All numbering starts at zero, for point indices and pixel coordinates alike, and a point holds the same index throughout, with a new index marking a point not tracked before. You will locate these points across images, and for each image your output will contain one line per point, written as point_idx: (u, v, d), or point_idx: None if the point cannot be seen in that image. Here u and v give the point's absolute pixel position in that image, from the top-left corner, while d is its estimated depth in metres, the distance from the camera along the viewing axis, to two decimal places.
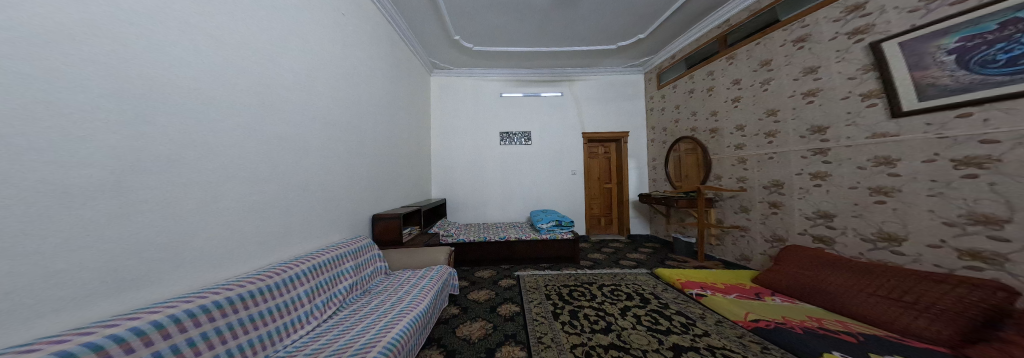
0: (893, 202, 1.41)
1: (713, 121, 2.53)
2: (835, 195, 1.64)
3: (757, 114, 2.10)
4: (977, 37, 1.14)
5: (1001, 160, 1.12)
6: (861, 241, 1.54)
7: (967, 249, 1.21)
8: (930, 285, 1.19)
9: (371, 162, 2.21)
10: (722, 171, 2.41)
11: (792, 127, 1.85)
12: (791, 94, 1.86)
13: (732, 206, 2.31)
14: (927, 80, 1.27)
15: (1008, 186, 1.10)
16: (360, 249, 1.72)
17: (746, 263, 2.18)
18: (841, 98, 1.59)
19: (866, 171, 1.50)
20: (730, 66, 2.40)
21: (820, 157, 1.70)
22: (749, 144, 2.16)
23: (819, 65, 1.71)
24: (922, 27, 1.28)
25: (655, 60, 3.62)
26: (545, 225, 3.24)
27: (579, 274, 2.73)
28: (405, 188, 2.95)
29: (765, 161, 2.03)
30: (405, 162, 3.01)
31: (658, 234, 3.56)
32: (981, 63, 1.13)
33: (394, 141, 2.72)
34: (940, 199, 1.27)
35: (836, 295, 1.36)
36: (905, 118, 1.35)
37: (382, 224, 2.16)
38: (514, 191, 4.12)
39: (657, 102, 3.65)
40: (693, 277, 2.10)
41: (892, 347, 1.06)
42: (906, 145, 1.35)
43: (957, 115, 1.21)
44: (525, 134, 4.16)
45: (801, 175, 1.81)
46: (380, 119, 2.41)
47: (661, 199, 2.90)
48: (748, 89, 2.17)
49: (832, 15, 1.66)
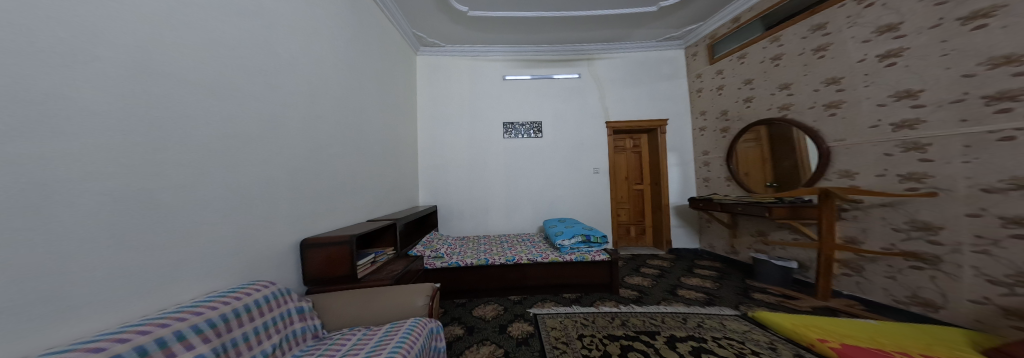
0: None
1: (833, 92, 1.83)
2: None
3: (953, 70, 1.36)
4: None
5: None
6: None
7: None
8: None
9: (292, 144, 1.23)
10: (857, 165, 1.71)
11: None
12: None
13: (886, 221, 1.60)
14: None
15: None
16: (256, 305, 0.83)
17: (928, 310, 1.44)
18: None
19: None
20: (869, 9, 1.66)
21: None
22: (935, 119, 1.41)
23: None
24: None
25: (704, 29, 2.86)
26: (567, 242, 2.34)
27: (624, 314, 1.79)
28: (373, 193, 2.01)
29: (983, 145, 1.28)
30: (374, 157, 2.07)
31: (713, 248, 2.79)
32: None
33: (351, 121, 1.77)
34: None
35: None
36: None
37: (321, 254, 1.26)
38: (522, 195, 3.24)
39: (706, 82, 2.90)
40: (844, 337, 1.26)
41: None
42: None
43: None
44: (536, 124, 3.29)
45: None
46: (316, 80, 1.45)
47: (736, 207, 2.14)
48: (925, 35, 1.44)
49: None
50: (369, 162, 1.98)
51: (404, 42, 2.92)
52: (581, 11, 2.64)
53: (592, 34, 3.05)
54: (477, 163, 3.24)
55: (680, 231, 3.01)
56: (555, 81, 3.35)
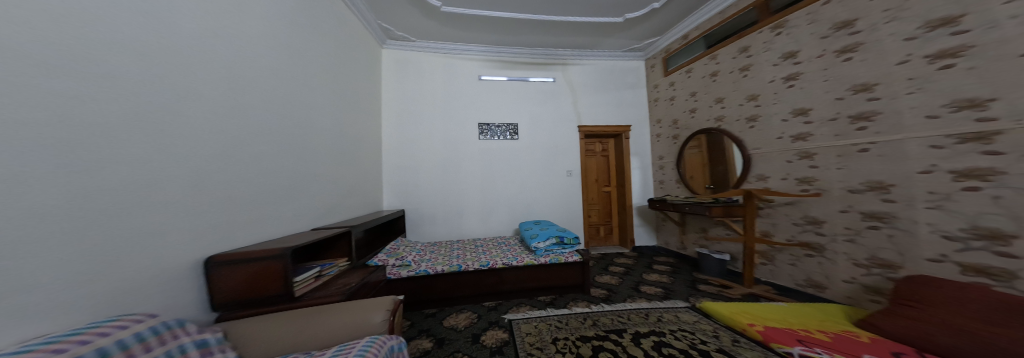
0: None
1: (753, 107, 2.18)
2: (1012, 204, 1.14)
3: (833, 94, 1.71)
4: None
5: None
6: None
7: None
8: None
9: (205, 136, 0.97)
10: (769, 170, 2.08)
11: (905, 105, 1.41)
12: (903, 60, 1.41)
13: (788, 217, 1.98)
14: None
15: None
16: (134, 339, 0.57)
17: (817, 291, 1.83)
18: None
19: None
20: (779, 36, 2.00)
21: (975, 146, 1.21)
22: (820, 134, 1.77)
23: (963, 13, 1.24)
24: None
25: (661, 42, 3.13)
26: (542, 244, 2.37)
27: (595, 314, 1.90)
28: (321, 197, 1.73)
29: (851, 156, 1.64)
30: (322, 159, 1.78)
31: (668, 245, 3.13)
32: None
33: (290, 113, 1.47)
34: None
35: None
36: None
37: (240, 270, 0.97)
38: (497, 198, 3.18)
39: (662, 91, 3.19)
40: (765, 320, 1.53)
41: None
42: None
43: None
44: (512, 126, 3.25)
45: (930, 173, 1.35)
46: (240, 61, 1.16)
47: (683, 207, 2.43)
48: (815, 62, 1.79)
49: None
50: (317, 163, 1.70)
51: (367, 33, 2.62)
52: (558, 17, 2.66)
53: (566, 39, 3.11)
54: (449, 164, 3.06)
55: (641, 230, 3.32)
56: (531, 84, 3.34)
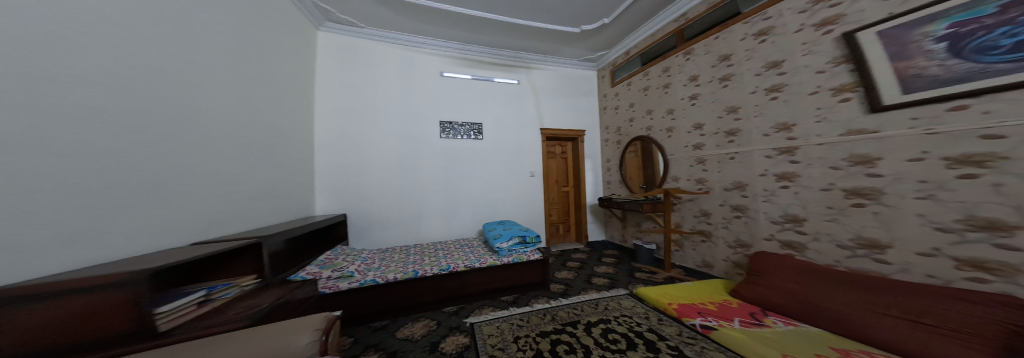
0: (874, 206, 1.38)
1: (670, 119, 2.64)
2: (805, 197, 1.66)
3: (716, 112, 2.19)
4: (971, 22, 1.08)
5: (1007, 158, 1.04)
6: (836, 248, 1.54)
7: (967, 259, 1.14)
8: (934, 302, 1.13)
9: (43, 120, 0.72)
10: (679, 172, 2.55)
11: (755, 125, 1.91)
12: (753, 90, 1.92)
13: (691, 210, 2.46)
14: (912, 70, 1.23)
15: (1014, 187, 1.03)
16: None
17: (708, 269, 2.31)
18: (810, 93, 1.60)
19: (842, 172, 1.49)
20: (687, 61, 2.45)
21: (787, 156, 1.74)
22: (709, 144, 2.27)
23: (784, 59, 1.74)
24: (904, 14, 1.23)
25: (610, 56, 3.51)
26: (505, 244, 2.44)
27: (553, 309, 2.04)
28: (220, 201, 1.41)
29: (726, 162, 2.13)
30: (223, 159, 1.44)
31: (614, 239, 3.52)
32: (979, 51, 1.07)
33: (173, 95, 1.17)
34: (931, 203, 1.22)
35: (843, 318, 1.27)
36: (883, 113, 1.33)
37: (17, 327, 0.61)
38: (460, 199, 3.09)
39: (610, 101, 3.58)
40: (680, 297, 1.87)
41: None
42: (890, 142, 1.31)
43: (950, 108, 1.15)
44: (475, 125, 3.19)
45: (765, 176, 1.88)
46: (96, 23, 0.88)
47: (624, 203, 2.80)
48: (707, 85, 2.26)
49: (796, 7, 1.68)
50: (215, 160, 1.38)
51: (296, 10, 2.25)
52: (522, 21, 2.73)
53: (529, 44, 3.23)
54: (404, 163, 2.84)
55: (594, 226, 3.66)
56: (495, 84, 3.34)
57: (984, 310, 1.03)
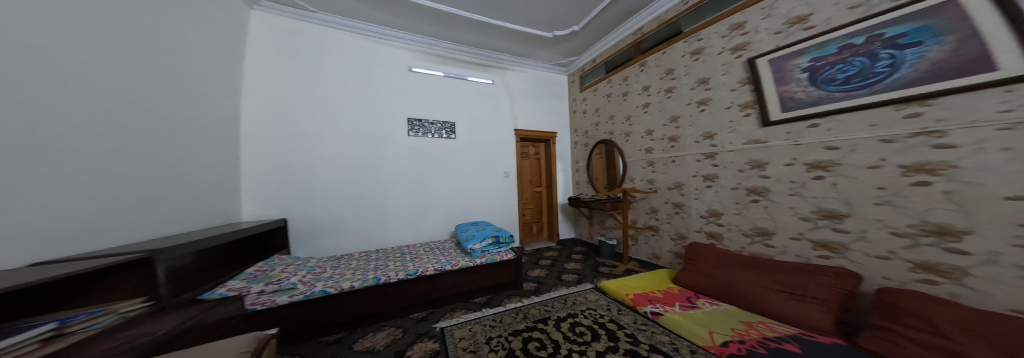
0: (764, 201, 1.78)
1: (628, 125, 2.88)
2: (723, 194, 2.02)
3: (662, 121, 2.47)
4: (823, 58, 1.47)
5: (839, 164, 1.44)
6: (742, 236, 1.92)
7: (819, 241, 1.54)
8: (801, 276, 1.48)
9: None
10: (635, 173, 2.79)
11: (689, 133, 2.23)
12: (688, 103, 2.23)
13: (644, 208, 2.68)
14: (788, 93, 1.62)
15: (843, 185, 1.43)
16: None
17: (657, 260, 2.58)
18: (726, 107, 1.96)
19: (745, 173, 1.87)
20: (642, 72, 2.69)
21: (710, 160, 2.09)
22: (657, 148, 2.53)
23: (710, 76, 2.07)
24: (785, 47, 1.62)
25: (578, 62, 3.69)
26: (478, 245, 2.37)
27: (526, 308, 2.03)
28: (95, 206, 1.12)
29: (669, 165, 2.42)
30: (106, 156, 1.18)
31: (582, 236, 3.72)
32: (826, 81, 1.47)
33: (46, 75, 0.95)
34: (797, 198, 1.62)
35: (748, 295, 1.57)
36: (770, 127, 1.72)
37: None
38: (430, 200, 2.97)
39: (579, 105, 3.75)
40: (638, 287, 2.04)
41: (821, 351, 1.13)
42: (774, 150, 1.70)
43: (807, 126, 1.56)
44: (447, 124, 3.10)
45: (696, 178, 2.20)
46: None
47: (590, 202, 2.96)
48: (656, 95, 2.52)
49: (720, 32, 2.00)
50: (97, 157, 1.13)
51: None
52: (499, 21, 2.75)
53: (503, 44, 3.23)
54: (363, 163, 2.66)
55: (564, 225, 3.81)
56: (469, 83, 3.29)
57: (829, 279, 1.39)
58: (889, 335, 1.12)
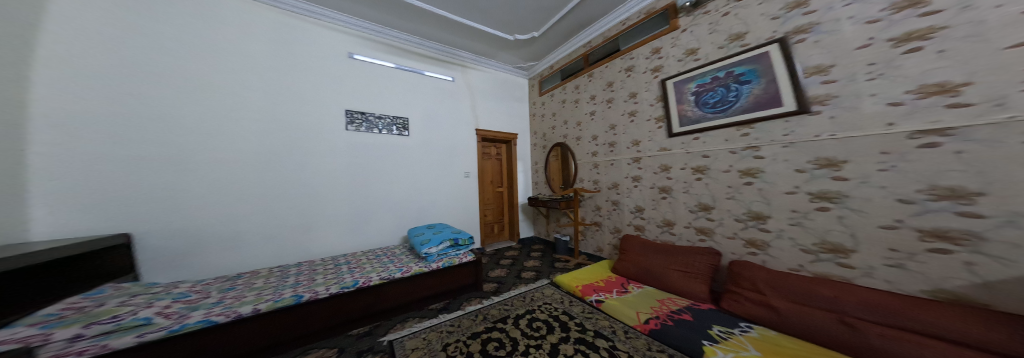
0: (668, 197, 2.20)
1: (579, 130, 3.12)
2: (643, 192, 2.39)
3: (603, 128, 2.77)
4: (702, 85, 1.93)
5: (708, 168, 1.92)
6: (654, 227, 2.31)
7: (698, 227, 2.01)
8: (690, 256, 1.89)
9: None
10: (584, 174, 3.04)
11: (623, 140, 2.55)
12: (621, 113, 2.56)
13: (590, 206, 2.95)
14: (682, 111, 2.05)
15: (710, 184, 1.92)
16: None
17: (600, 253, 2.86)
18: (646, 119, 2.32)
19: (658, 175, 2.25)
20: (590, 82, 2.96)
21: (636, 163, 2.43)
22: (600, 151, 2.82)
23: (637, 91, 2.41)
24: (684, 72, 2.04)
25: (538, 67, 3.84)
26: (435, 249, 2.24)
27: (484, 309, 1.96)
28: None
29: (609, 167, 2.71)
30: None
31: (541, 235, 3.87)
32: (702, 103, 1.93)
33: None
34: (687, 194, 2.06)
35: (658, 276, 1.93)
36: (672, 138, 2.14)
37: None
38: (377, 202, 2.73)
39: (538, 108, 3.88)
40: (586, 279, 2.23)
41: (708, 317, 1.49)
42: (674, 156, 2.12)
43: (691, 138, 2.02)
44: (396, 118, 2.87)
45: (626, 179, 2.54)
46: None
47: (546, 202, 3.10)
48: (600, 104, 2.81)
49: (645, 54, 2.35)
50: None
51: None
52: (459, 17, 2.66)
53: (462, 42, 3.16)
54: (278, 159, 2.24)
55: (524, 224, 3.91)
56: (426, 77, 3.12)
57: (705, 258, 1.82)
58: (738, 297, 1.56)
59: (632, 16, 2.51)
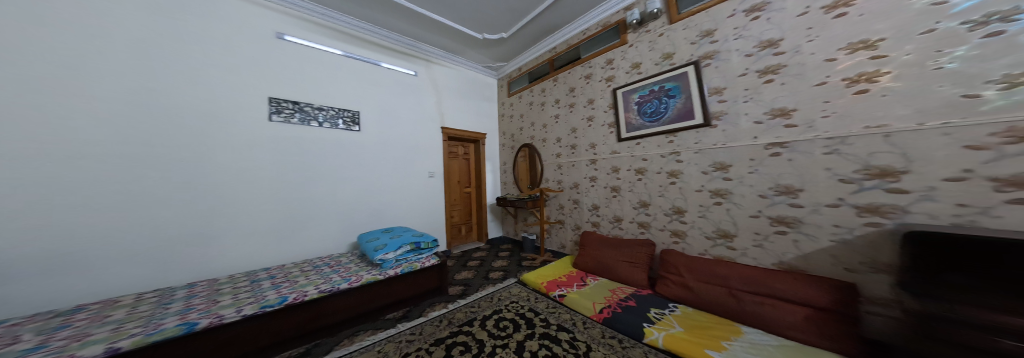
0: (616, 195, 2.43)
1: (544, 132, 3.23)
2: (598, 192, 2.59)
3: (566, 131, 2.92)
4: (643, 97, 2.19)
5: (646, 170, 2.19)
6: (607, 223, 2.52)
7: (640, 221, 2.25)
8: (632, 248, 2.12)
9: None
10: (550, 175, 3.16)
11: (583, 142, 2.72)
12: (581, 118, 2.74)
13: (555, 205, 3.07)
14: (628, 119, 2.30)
15: (647, 183, 2.18)
16: None
17: (564, 249, 3.01)
18: (601, 125, 2.53)
19: (610, 175, 2.47)
20: (554, 86, 3.09)
21: (593, 165, 2.62)
22: (563, 153, 2.97)
23: (594, 98, 2.60)
24: (630, 84, 2.28)
25: (506, 68, 3.86)
26: (392, 254, 2.09)
27: (449, 313, 1.90)
28: None
29: (570, 168, 2.87)
30: None
31: (509, 234, 3.90)
32: (641, 113, 2.20)
33: None
34: (631, 193, 2.31)
35: (608, 267, 2.14)
36: (622, 142, 2.36)
37: None
38: (325, 206, 2.45)
39: (507, 109, 3.90)
40: (550, 275, 2.33)
41: (651, 303, 1.69)
42: (621, 159, 2.36)
43: (633, 143, 2.27)
44: (343, 110, 2.59)
45: (585, 179, 2.72)
46: None
47: (513, 202, 3.14)
48: (563, 108, 2.96)
49: (601, 64, 2.55)
50: None
51: None
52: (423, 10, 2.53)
53: (426, 36, 3.02)
54: (160, 151, 1.77)
55: (492, 224, 3.90)
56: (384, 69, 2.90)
57: (645, 249, 2.06)
58: (667, 281, 1.83)
59: (591, 27, 2.69)
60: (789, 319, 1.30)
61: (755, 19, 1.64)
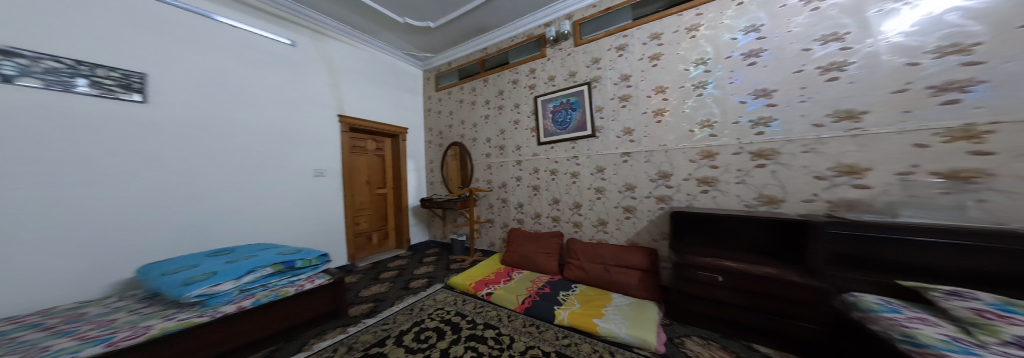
0: (535, 193, 2.69)
1: (474, 131, 3.22)
2: (521, 190, 2.80)
3: (495, 132, 3.01)
4: (557, 106, 2.50)
5: (554, 171, 2.53)
6: (529, 218, 2.75)
7: (553, 216, 2.57)
8: (547, 240, 2.41)
9: None
10: (479, 175, 3.18)
11: (510, 144, 2.87)
12: (509, 120, 2.88)
13: (485, 204, 3.11)
14: (545, 125, 2.59)
15: (554, 183, 2.53)
16: None
17: (493, 247, 3.09)
18: (523, 129, 2.75)
19: (531, 175, 2.71)
20: (484, 86, 3.12)
21: (518, 165, 2.81)
22: (491, 153, 3.05)
23: (520, 103, 2.79)
24: (546, 94, 2.58)
25: (434, 60, 3.62)
26: (224, 287, 1.35)
27: (353, 337, 1.59)
28: None
29: (499, 168, 2.98)
30: None
31: (436, 238, 3.67)
32: (553, 121, 2.52)
33: None
34: (543, 191, 2.61)
35: (528, 259, 2.36)
36: (541, 145, 2.63)
37: None
38: (130, 216, 1.67)
39: (434, 104, 3.67)
40: (477, 275, 2.34)
41: (562, 287, 1.96)
42: (536, 161, 2.65)
43: (546, 147, 2.59)
44: (88, 65, 1.54)
45: (511, 178, 2.88)
46: None
47: (440, 203, 2.99)
48: (492, 109, 3.03)
49: (524, 72, 2.76)
50: None
51: None
52: None
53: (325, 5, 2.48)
54: None
55: (415, 228, 3.58)
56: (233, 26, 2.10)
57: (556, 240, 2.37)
58: (570, 265, 2.17)
59: (518, 35, 2.87)
60: (637, 282, 1.82)
61: (619, 56, 2.15)
